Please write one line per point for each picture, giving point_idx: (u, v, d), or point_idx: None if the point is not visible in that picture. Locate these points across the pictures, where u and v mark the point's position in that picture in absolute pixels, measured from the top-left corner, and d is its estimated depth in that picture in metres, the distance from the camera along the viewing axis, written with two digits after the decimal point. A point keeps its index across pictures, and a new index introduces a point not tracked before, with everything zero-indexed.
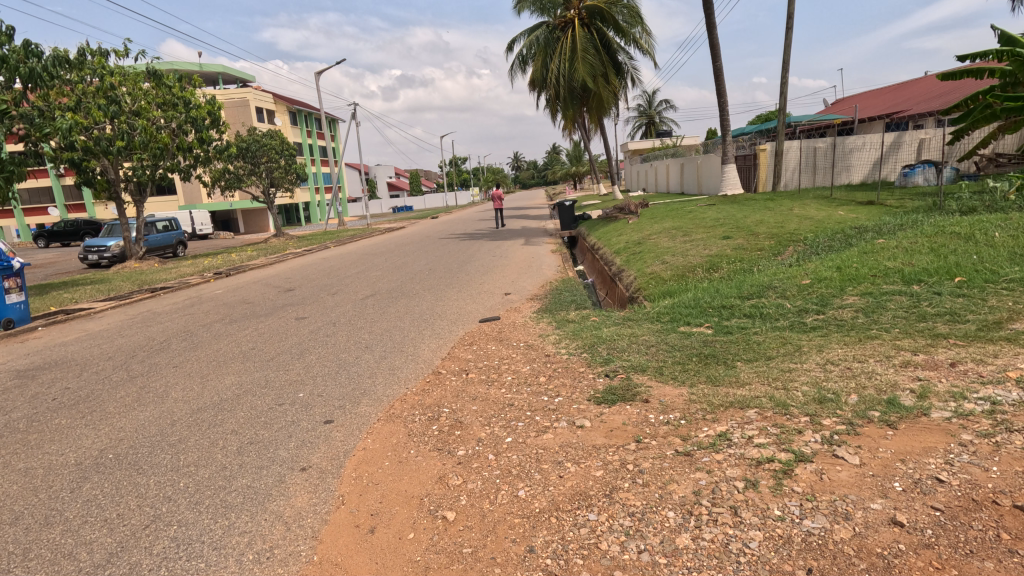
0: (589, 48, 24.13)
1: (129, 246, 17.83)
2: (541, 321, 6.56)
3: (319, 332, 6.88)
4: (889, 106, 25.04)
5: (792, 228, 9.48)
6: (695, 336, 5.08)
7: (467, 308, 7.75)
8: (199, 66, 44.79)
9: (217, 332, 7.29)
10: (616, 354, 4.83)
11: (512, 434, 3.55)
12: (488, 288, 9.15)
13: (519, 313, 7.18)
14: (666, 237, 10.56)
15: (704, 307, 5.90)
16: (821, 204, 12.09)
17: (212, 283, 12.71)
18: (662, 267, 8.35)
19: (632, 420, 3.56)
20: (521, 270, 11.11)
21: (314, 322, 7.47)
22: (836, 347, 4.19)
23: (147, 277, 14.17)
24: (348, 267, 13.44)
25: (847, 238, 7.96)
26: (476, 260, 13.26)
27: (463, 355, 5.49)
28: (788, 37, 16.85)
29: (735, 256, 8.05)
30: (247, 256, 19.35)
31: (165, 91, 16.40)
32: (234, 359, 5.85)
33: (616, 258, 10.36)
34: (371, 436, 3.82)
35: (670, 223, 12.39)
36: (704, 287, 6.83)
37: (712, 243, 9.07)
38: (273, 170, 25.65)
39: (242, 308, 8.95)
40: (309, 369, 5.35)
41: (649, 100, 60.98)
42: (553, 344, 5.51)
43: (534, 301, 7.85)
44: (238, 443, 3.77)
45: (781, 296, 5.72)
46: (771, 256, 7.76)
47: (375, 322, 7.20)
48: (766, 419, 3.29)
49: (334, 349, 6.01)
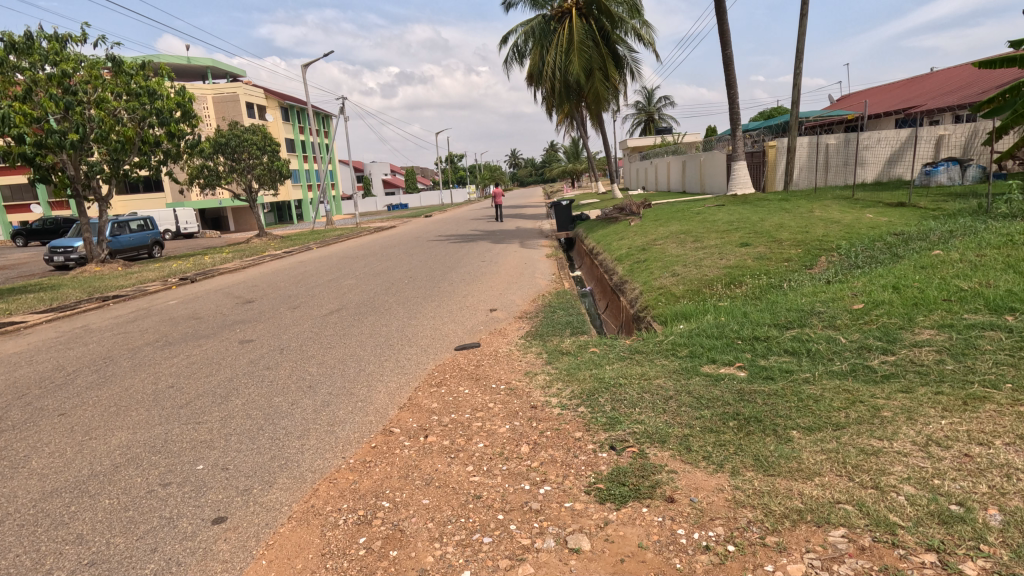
0: (587, 39, 22.95)
1: (91, 248, 16.48)
2: (529, 351, 5.37)
3: (259, 363, 5.65)
4: (901, 102, 23.92)
5: (820, 234, 8.32)
6: (725, 386, 3.88)
7: (444, 330, 6.56)
8: (187, 59, 43.37)
9: (141, 360, 6.08)
10: (623, 411, 3.63)
11: (472, 563, 2.38)
12: (471, 303, 7.93)
13: (503, 338, 5.99)
14: (674, 244, 9.36)
15: (729, 339, 4.74)
16: (845, 205, 10.96)
17: (172, 291, 11.50)
18: (672, 279, 7.18)
19: (653, 541, 2.39)
20: (511, 279, 9.91)
21: (261, 348, 6.24)
22: (935, 416, 2.98)
23: (102, 284, 12.91)
24: (322, 273, 12.19)
25: (890, 247, 6.83)
26: (463, 265, 12.06)
27: (427, 403, 4.29)
28: (802, 25, 15.69)
29: (758, 268, 6.89)
30: (224, 259, 18.16)
31: (125, 80, 15.09)
32: (137, 405, 4.60)
33: (617, 267, 9.19)
34: (269, 552, 2.61)
35: (677, 225, 11.23)
36: (727, 309, 5.63)
37: (729, 252, 7.90)
38: (255, 167, 24.40)
39: (185, 326, 7.69)
40: (225, 423, 4.13)
41: (648, 96, 59.88)
42: (542, 388, 4.32)
43: (522, 321, 6.66)
44: (72, 565, 2.57)
45: (828, 326, 4.55)
46: (802, 270, 6.61)
47: (332, 349, 6.01)
48: (866, 555, 2.12)
49: (270, 390, 4.80)
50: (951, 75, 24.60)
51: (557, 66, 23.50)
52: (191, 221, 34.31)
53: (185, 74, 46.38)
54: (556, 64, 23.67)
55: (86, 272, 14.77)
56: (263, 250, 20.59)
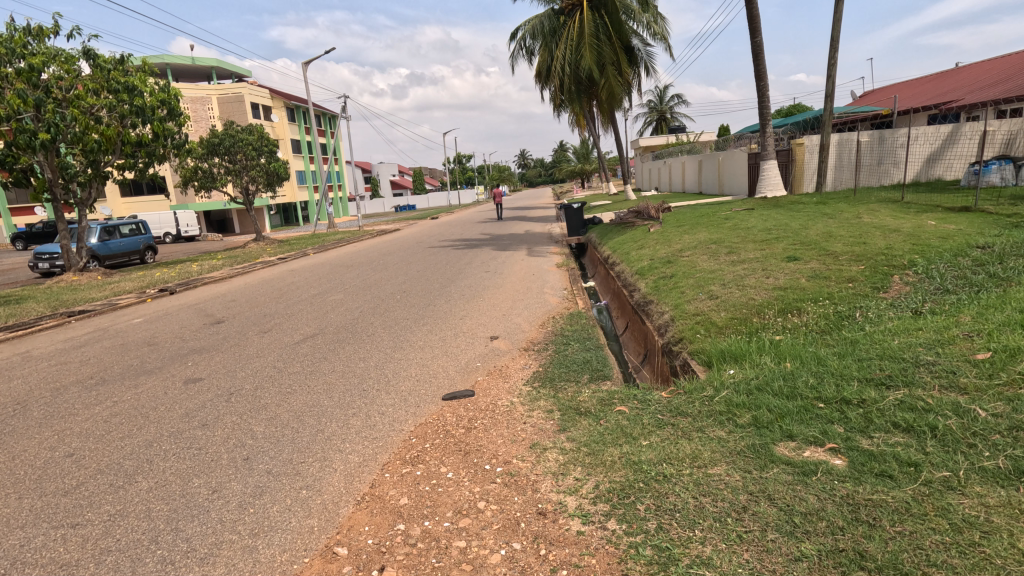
0: (598, 33, 21.68)
1: (70, 257, 15.47)
2: (537, 407, 4.14)
3: (196, 417, 4.46)
4: (934, 96, 22.48)
5: (881, 245, 7.06)
6: (822, 489, 2.65)
7: (433, 367, 5.37)
8: (191, 59, 42.62)
9: (58, 407, 4.93)
10: (677, 538, 2.41)
11: None
12: (469, 329, 6.73)
13: (505, 382, 4.77)
14: (705, 256, 8.12)
15: (806, 402, 3.50)
16: (895, 210, 9.70)
17: (143, 306, 10.43)
18: (711, 303, 5.95)
19: None
20: (517, 296, 8.70)
21: (206, 392, 5.07)
22: None
23: (73, 296, 11.88)
24: (309, 286, 11.05)
25: (982, 266, 5.57)
26: (464, 276, 10.86)
27: (393, 499, 3.09)
28: (837, 12, 14.37)
29: (818, 291, 5.65)
30: (214, 265, 17.21)
31: (102, 76, 14.14)
32: (8, 490, 3.41)
33: (640, 282, 7.96)
34: None
35: (705, 232, 10.01)
36: (791, 350, 4.37)
37: (775, 268, 6.65)
38: (252, 168, 23.40)
39: (133, 356, 6.54)
40: (109, 530, 2.94)
41: (660, 96, 58.62)
42: (553, 478, 3.11)
43: (528, 356, 5.46)
44: None
45: (947, 387, 3.30)
46: (873, 294, 5.36)
47: (292, 396, 4.82)
48: None
49: (193, 464, 3.62)
50: (987, 68, 23.14)
51: (566, 61, 22.25)
52: (192, 223, 33.47)
53: (189, 75, 45.60)
54: (565, 59, 22.41)
55: (62, 282, 13.72)
56: (258, 255, 19.58)
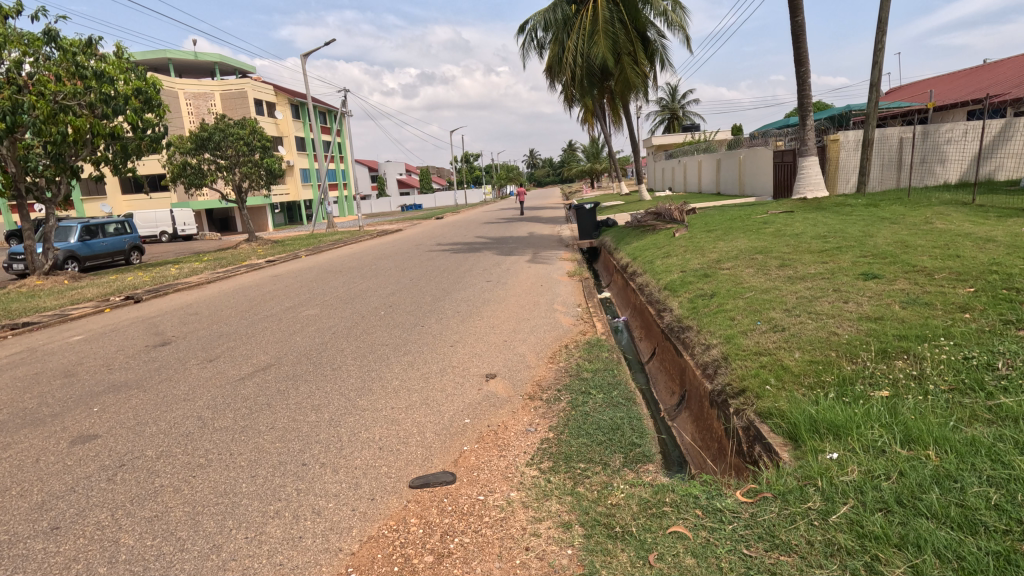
0: (614, 21, 20.21)
1: (34, 258, 14.16)
2: (547, 518, 2.70)
3: (51, 512, 3.06)
4: (978, 89, 20.76)
5: (982, 258, 5.60)
6: None
7: (405, 426, 3.95)
8: (195, 54, 41.57)
9: None
10: None
11: None
12: (460, 363, 5.30)
13: (501, 460, 3.36)
14: (751, 268, 6.68)
15: (1004, 545, 2.05)
16: (971, 215, 8.19)
17: (94, 319, 9.09)
18: (776, 336, 4.51)
19: None
20: (519, 313, 7.28)
21: (92, 461, 3.67)
22: None
23: (28, 304, 10.62)
24: (286, 296, 9.67)
25: None
26: (462, 287, 9.44)
27: None
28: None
29: (926, 324, 4.18)
30: (197, 268, 15.93)
31: (69, 61, 12.84)
32: None
33: (672, 300, 6.51)
34: None
35: (743, 239, 8.57)
36: (930, 425, 2.90)
37: (853, 289, 5.20)
38: (244, 164, 22.04)
39: (37, 393, 5.17)
40: None
41: (673, 93, 57.00)
42: None
43: (533, 412, 4.04)
44: None
45: None
46: (1009, 331, 3.88)
47: (201, 474, 3.41)
48: None
49: None
50: None
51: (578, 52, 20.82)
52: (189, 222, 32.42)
53: (190, 71, 44.47)
54: (577, 50, 20.95)
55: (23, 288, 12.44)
56: (244, 257, 18.29)
